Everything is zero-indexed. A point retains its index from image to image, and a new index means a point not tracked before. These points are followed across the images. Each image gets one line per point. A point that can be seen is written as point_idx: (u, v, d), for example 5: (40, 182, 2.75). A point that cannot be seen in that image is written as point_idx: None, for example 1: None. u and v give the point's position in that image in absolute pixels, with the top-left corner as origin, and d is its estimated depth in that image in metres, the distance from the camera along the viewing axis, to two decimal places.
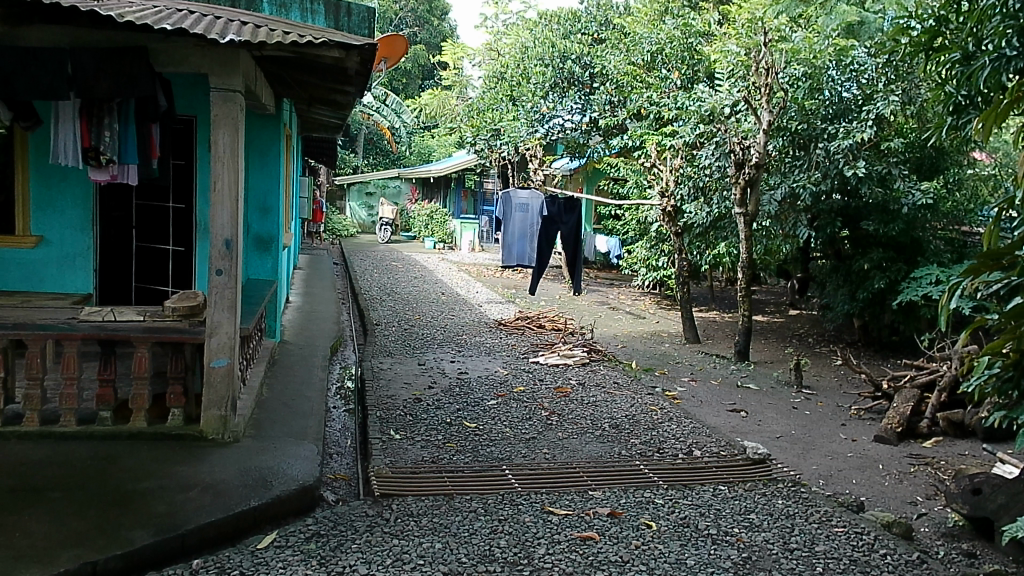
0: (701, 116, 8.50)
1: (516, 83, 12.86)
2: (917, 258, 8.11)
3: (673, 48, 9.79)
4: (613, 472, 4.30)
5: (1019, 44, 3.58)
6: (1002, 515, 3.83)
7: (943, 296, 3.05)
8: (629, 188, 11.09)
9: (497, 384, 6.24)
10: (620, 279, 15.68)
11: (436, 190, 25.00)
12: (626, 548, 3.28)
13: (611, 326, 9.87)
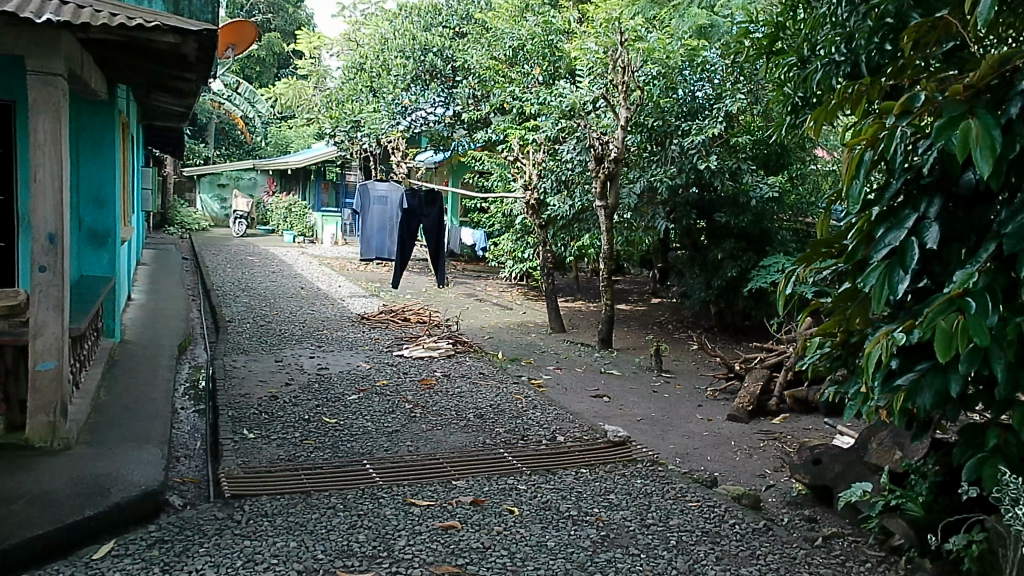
0: (563, 111, 8.82)
1: (376, 75, 12.74)
2: (766, 248, 8.67)
3: (534, 44, 9.96)
4: (476, 461, 4.36)
5: (845, 52, 3.90)
6: (838, 482, 4.17)
7: (781, 282, 3.43)
8: (493, 181, 11.22)
9: (359, 379, 6.16)
10: (488, 270, 15.87)
11: (297, 183, 24.39)
12: (488, 535, 3.33)
13: (476, 318, 9.93)
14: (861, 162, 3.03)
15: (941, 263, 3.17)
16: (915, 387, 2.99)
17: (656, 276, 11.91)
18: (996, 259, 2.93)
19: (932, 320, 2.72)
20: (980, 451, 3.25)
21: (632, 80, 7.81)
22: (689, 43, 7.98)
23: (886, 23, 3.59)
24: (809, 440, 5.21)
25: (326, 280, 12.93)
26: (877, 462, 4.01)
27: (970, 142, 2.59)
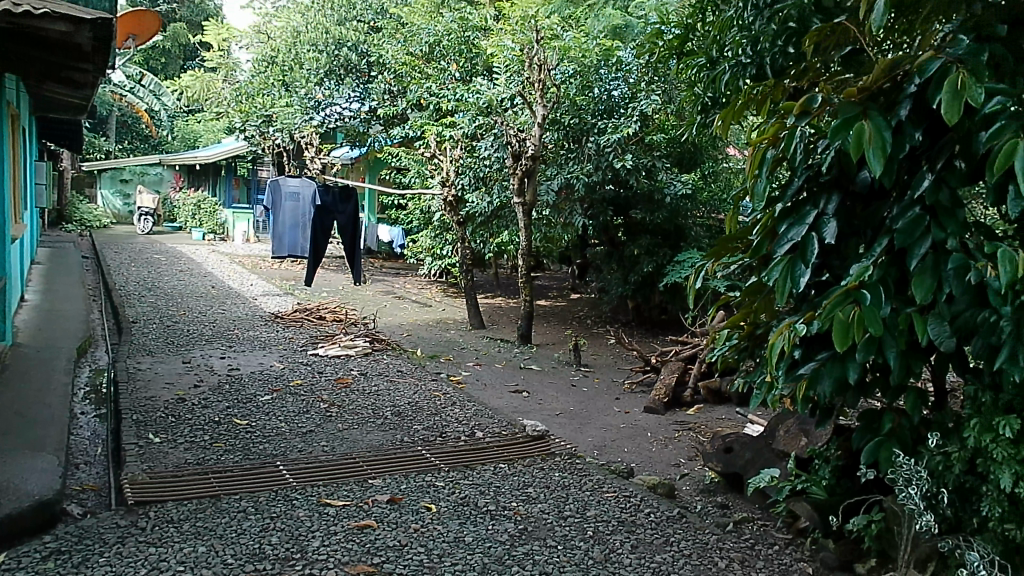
0: (480, 108, 8.84)
1: (288, 69, 12.48)
2: (681, 244, 8.92)
3: (450, 40, 9.96)
4: (393, 459, 4.33)
5: (752, 53, 4.02)
6: (749, 469, 4.34)
7: (691, 276, 3.55)
8: (411, 178, 11.14)
9: (272, 379, 6.03)
10: (407, 267, 15.78)
11: (207, 178, 23.65)
12: (405, 533, 3.32)
13: (394, 316, 9.85)
14: (763, 160, 3.21)
15: (839, 257, 3.34)
16: (816, 375, 3.16)
17: (575, 272, 12.07)
18: (889, 253, 3.12)
19: (831, 312, 2.89)
20: (877, 436, 3.45)
21: (548, 77, 7.91)
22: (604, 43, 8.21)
23: (788, 27, 3.74)
24: (721, 429, 5.39)
25: (238, 278, 12.59)
26: (784, 448, 4.18)
27: (863, 142, 2.76)
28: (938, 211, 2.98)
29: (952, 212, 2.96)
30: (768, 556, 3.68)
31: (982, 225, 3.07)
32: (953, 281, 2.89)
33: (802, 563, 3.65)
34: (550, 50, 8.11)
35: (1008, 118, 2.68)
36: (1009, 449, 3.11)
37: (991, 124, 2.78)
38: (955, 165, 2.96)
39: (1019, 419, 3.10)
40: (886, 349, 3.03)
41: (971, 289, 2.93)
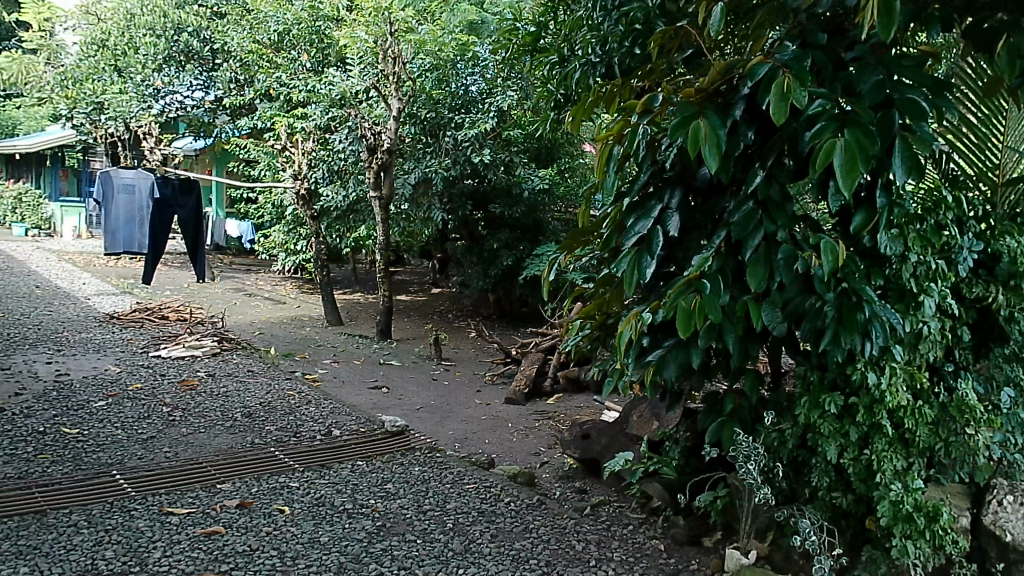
0: (332, 100, 8.66)
1: (122, 53, 11.67)
2: (539, 238, 9.16)
3: (301, 29, 9.66)
4: (243, 462, 4.17)
5: (600, 54, 4.15)
6: (605, 453, 4.52)
7: (545, 268, 3.67)
8: (261, 170, 10.73)
9: (107, 384, 5.65)
10: (258, 263, 15.23)
11: (29, 170, 21.76)
12: (255, 537, 3.21)
13: (245, 314, 9.48)
14: (611, 156, 3.39)
15: (682, 249, 3.53)
16: (662, 361, 3.34)
17: (435, 267, 12.09)
18: (727, 245, 3.33)
19: (674, 300, 3.05)
20: (721, 417, 3.67)
21: (403, 70, 7.92)
22: (460, 38, 8.16)
23: (634, 29, 3.88)
24: (579, 416, 5.57)
25: (68, 278, 11.66)
26: (637, 432, 4.37)
27: (699, 140, 2.93)
28: (769, 205, 3.21)
29: (781, 207, 3.20)
30: (622, 536, 3.83)
31: (808, 219, 3.36)
32: (784, 270, 3.14)
33: (655, 541, 3.83)
34: (405, 44, 8.09)
35: (828, 119, 2.93)
36: (834, 423, 3.43)
37: (813, 124, 3.02)
38: (783, 162, 3.20)
39: (842, 396, 3.42)
40: (726, 335, 3.24)
41: (799, 277, 3.19)
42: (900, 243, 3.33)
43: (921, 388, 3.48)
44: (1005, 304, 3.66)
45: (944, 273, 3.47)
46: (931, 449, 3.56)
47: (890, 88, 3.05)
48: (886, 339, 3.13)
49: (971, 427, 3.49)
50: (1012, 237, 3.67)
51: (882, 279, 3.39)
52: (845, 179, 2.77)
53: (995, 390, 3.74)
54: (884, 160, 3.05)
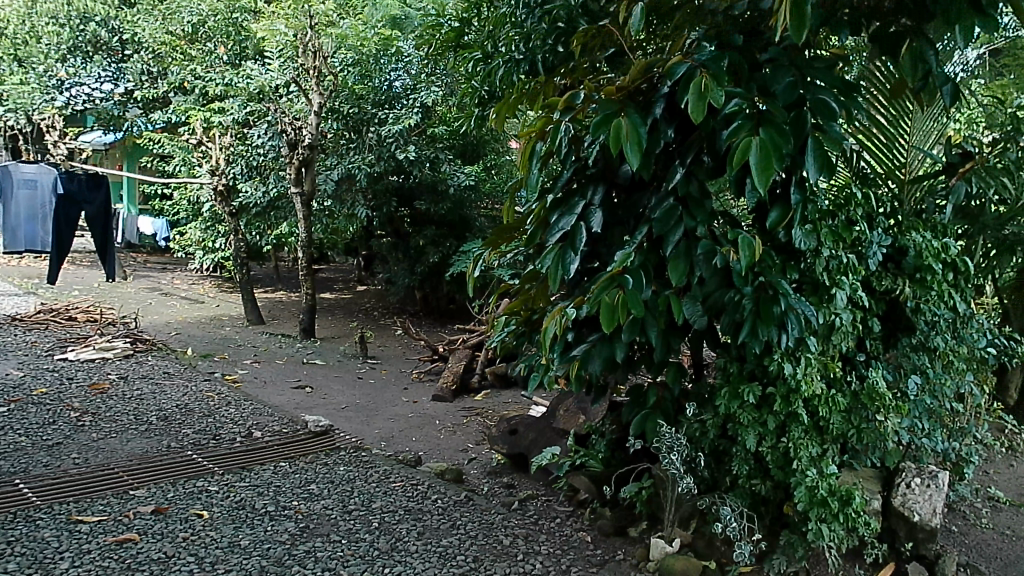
0: (251, 94, 8.58)
1: (22, 43, 11.10)
2: (466, 235, 9.20)
3: (217, 22, 9.53)
4: (158, 467, 4.03)
5: (523, 51, 4.17)
6: (532, 448, 4.55)
7: (470, 264, 3.68)
8: (176, 166, 10.42)
9: (9, 388, 5.38)
10: (174, 262, 14.77)
11: None
12: (171, 543, 3.12)
13: (160, 313, 9.18)
14: (533, 153, 3.42)
15: (606, 245, 3.58)
16: (586, 355, 3.38)
17: (361, 264, 11.97)
18: (648, 241, 3.39)
19: (598, 295, 3.09)
20: (644, 409, 3.74)
21: (324, 64, 7.86)
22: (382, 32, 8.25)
23: (557, 27, 3.91)
24: (507, 412, 5.61)
25: None
26: (564, 426, 4.42)
27: (621, 138, 2.98)
28: (689, 202, 3.29)
29: (701, 203, 3.29)
30: (550, 530, 3.87)
31: (727, 215, 3.45)
32: (704, 264, 3.22)
33: (582, 532, 3.88)
34: (326, 37, 8.03)
35: (744, 118, 3.01)
36: (753, 413, 3.55)
37: (730, 123, 3.11)
38: (702, 160, 3.29)
39: (761, 386, 3.54)
40: (648, 329, 3.31)
41: (719, 272, 3.28)
42: (814, 238, 3.47)
43: (834, 377, 3.63)
44: (911, 296, 3.85)
45: (855, 267, 3.62)
46: (844, 435, 3.71)
47: (803, 88, 3.16)
48: (801, 330, 3.26)
49: (881, 413, 3.66)
50: (917, 232, 3.86)
51: (797, 272, 3.52)
52: (761, 176, 2.85)
53: (902, 378, 3.93)
54: (797, 158, 3.16)
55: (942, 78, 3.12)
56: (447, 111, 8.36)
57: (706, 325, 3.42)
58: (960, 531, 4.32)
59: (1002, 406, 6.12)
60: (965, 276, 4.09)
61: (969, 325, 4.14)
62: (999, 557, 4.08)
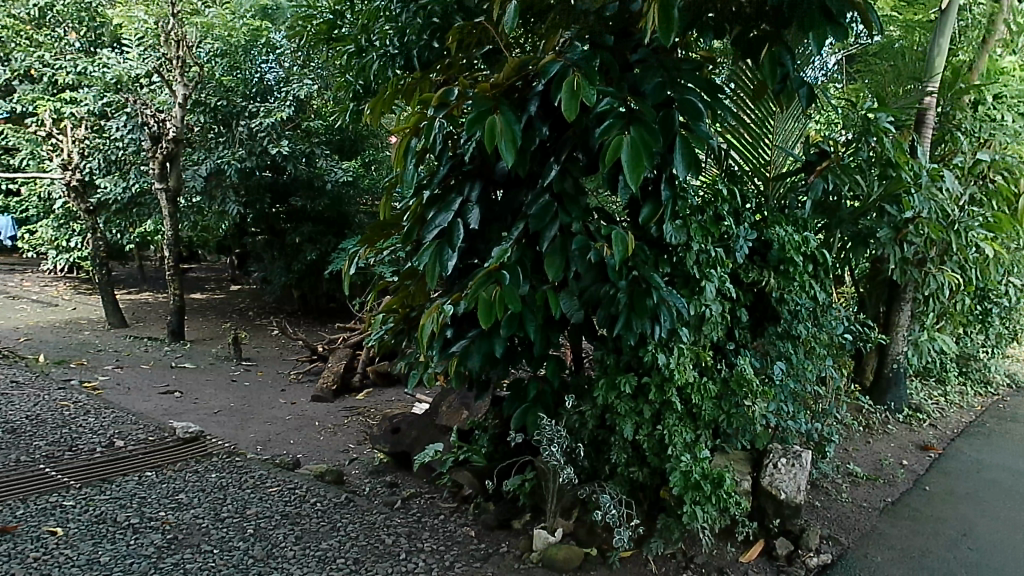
0: (106, 83, 8.01)
1: None
2: (344, 231, 9.11)
3: (66, 5, 8.81)
4: (6, 483, 3.75)
5: (399, 46, 4.14)
6: (415, 446, 4.54)
7: (346, 262, 3.65)
8: (22, 159, 9.76)
9: None
10: (24, 263, 13.79)
11: None
12: (21, 564, 2.92)
13: (10, 318, 8.55)
14: (408, 149, 3.39)
15: (484, 241, 3.60)
16: (465, 352, 3.39)
17: (235, 263, 11.60)
18: (525, 237, 3.44)
19: (475, 292, 3.10)
20: (525, 402, 3.79)
21: (189, 54, 7.62)
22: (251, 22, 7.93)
23: (432, 22, 3.89)
24: (389, 410, 5.57)
25: None
26: (447, 422, 4.43)
27: (495, 135, 3.00)
28: (564, 198, 3.35)
29: (575, 200, 3.36)
30: (433, 527, 3.87)
31: (601, 211, 3.54)
32: (579, 260, 3.30)
33: (466, 527, 3.90)
34: (190, 26, 7.78)
35: (615, 116, 3.10)
36: (629, 403, 3.67)
37: (602, 122, 3.19)
38: (576, 157, 3.37)
39: (636, 376, 3.66)
40: (526, 324, 3.36)
41: (593, 266, 3.37)
42: (684, 233, 3.61)
43: (705, 366, 3.80)
44: (775, 287, 4.08)
45: (723, 260, 3.79)
46: (715, 421, 3.89)
47: (671, 89, 3.28)
48: (672, 322, 3.39)
49: (749, 399, 3.86)
50: (780, 227, 4.10)
51: (669, 266, 3.66)
52: (632, 173, 2.94)
53: (769, 364, 4.16)
54: (667, 156, 3.28)
55: (797, 82, 3.37)
56: (322, 105, 8.24)
57: (583, 318, 3.50)
58: (822, 506, 4.61)
59: (859, 387, 6.57)
60: (823, 268, 4.42)
61: (828, 313, 4.43)
62: (856, 528, 4.36)
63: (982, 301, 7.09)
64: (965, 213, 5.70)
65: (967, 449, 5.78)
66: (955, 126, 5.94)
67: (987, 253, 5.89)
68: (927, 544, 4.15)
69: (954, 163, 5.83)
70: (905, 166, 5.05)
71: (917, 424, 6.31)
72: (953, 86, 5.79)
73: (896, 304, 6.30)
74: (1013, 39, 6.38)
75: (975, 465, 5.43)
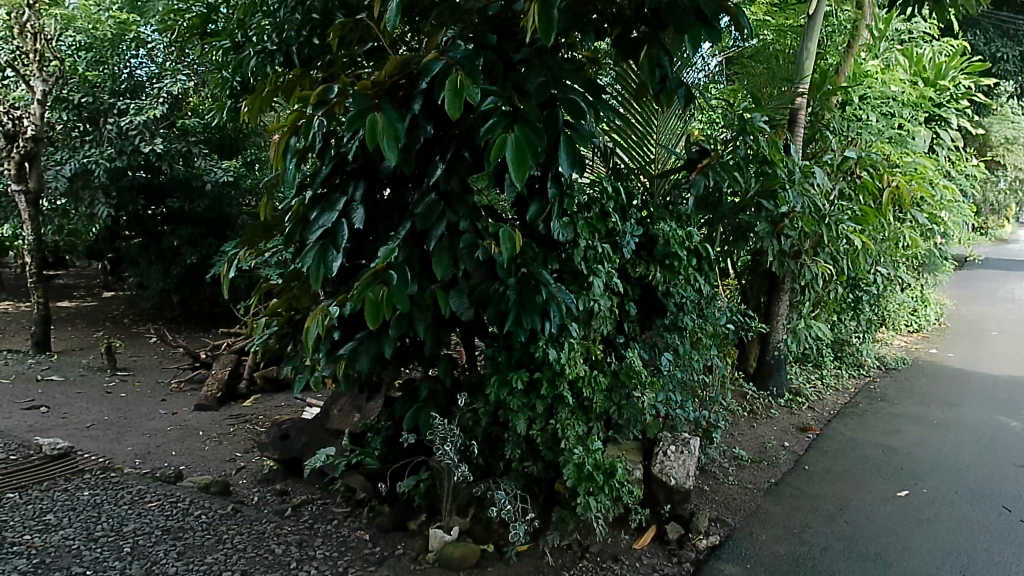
0: None
1: None
2: (226, 233, 8.84)
3: None
4: None
5: (277, 41, 4.03)
6: (306, 451, 4.45)
7: (224, 265, 3.59)
8: None
9: None
10: None
11: None
12: None
13: None
14: (287, 148, 3.31)
15: (370, 241, 3.56)
16: (353, 354, 3.34)
17: (107, 268, 11.02)
18: (413, 237, 3.41)
19: (362, 293, 3.06)
20: (418, 403, 3.77)
21: (48, 48, 7.24)
22: (117, 15, 7.65)
23: (312, 18, 3.80)
24: (278, 416, 5.43)
25: None
26: (338, 426, 4.36)
27: (377, 133, 2.97)
28: (451, 197, 3.35)
29: (462, 198, 3.37)
30: (326, 533, 3.79)
31: (490, 210, 3.55)
32: (467, 258, 3.30)
33: (360, 531, 3.84)
34: (49, 19, 7.45)
35: (499, 115, 3.12)
36: (522, 399, 3.69)
37: (486, 120, 3.20)
38: (462, 156, 3.38)
39: (528, 372, 3.70)
40: (416, 323, 3.34)
41: (482, 264, 3.38)
42: (571, 230, 3.67)
43: (596, 359, 3.89)
44: (661, 281, 4.21)
45: (610, 256, 3.88)
46: (607, 412, 3.99)
47: (554, 88, 3.34)
48: (561, 317, 3.44)
49: (638, 390, 3.97)
50: (665, 222, 4.24)
51: (557, 262, 3.72)
52: (516, 171, 2.98)
53: (657, 355, 4.29)
54: (552, 154, 3.33)
55: (676, 83, 3.47)
56: (199, 102, 7.92)
57: (474, 317, 3.51)
58: (711, 490, 4.82)
59: (743, 374, 6.90)
60: (706, 261, 4.61)
61: (711, 304, 4.63)
62: (742, 508, 4.57)
63: (853, 290, 7.55)
64: (835, 207, 5.96)
65: (841, 428, 6.15)
66: (824, 125, 6.28)
67: (857, 245, 6.17)
68: (807, 519, 4.40)
69: (824, 160, 6.15)
70: (780, 163, 5.16)
71: (797, 407, 6.68)
72: (821, 87, 6.15)
73: (775, 295, 6.60)
74: (874, 44, 6.82)
75: (849, 443, 5.79)
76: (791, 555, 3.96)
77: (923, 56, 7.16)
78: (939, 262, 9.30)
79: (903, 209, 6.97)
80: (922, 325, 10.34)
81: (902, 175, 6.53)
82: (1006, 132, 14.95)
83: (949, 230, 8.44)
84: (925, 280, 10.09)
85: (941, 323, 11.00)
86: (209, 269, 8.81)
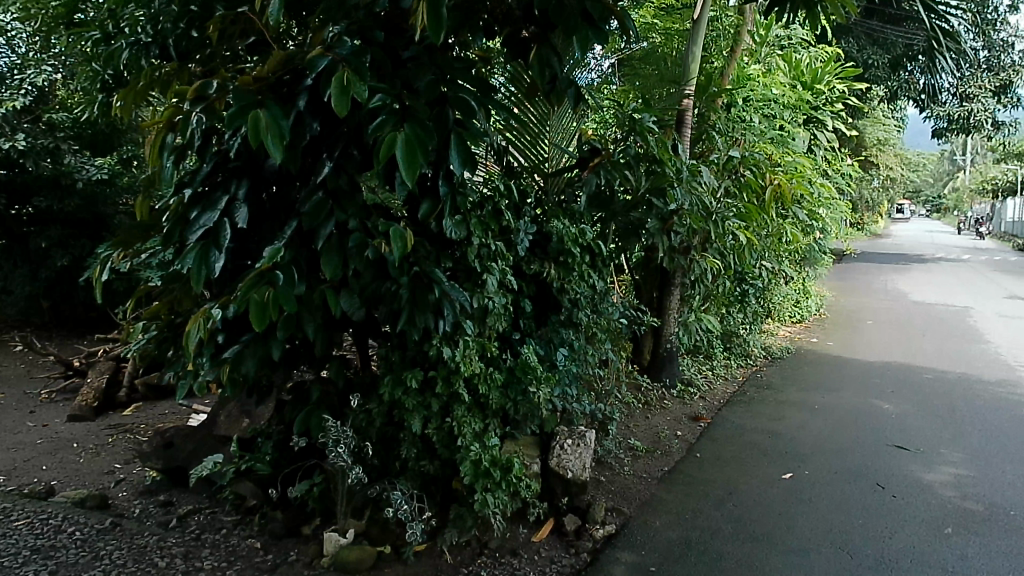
0: None
1: None
2: (101, 234, 8.40)
3: None
4: None
5: (151, 33, 3.87)
6: (192, 460, 4.29)
7: (97, 267, 3.47)
8: None
9: None
10: None
11: None
12: None
13: None
14: (164, 145, 3.18)
15: (255, 240, 3.45)
16: (239, 357, 3.24)
17: None
18: (300, 236, 3.33)
19: (246, 294, 2.97)
20: (309, 405, 3.72)
21: None
22: None
23: (190, 10, 3.57)
24: (161, 425, 5.20)
25: None
26: (226, 433, 4.22)
27: (261, 130, 2.89)
28: (339, 195, 3.29)
29: (351, 196, 3.32)
30: (214, 543, 3.67)
31: (380, 208, 3.50)
32: (357, 257, 3.26)
33: (250, 539, 3.74)
34: None
35: (388, 113, 3.09)
36: (416, 398, 3.67)
37: (375, 117, 3.16)
38: (351, 153, 3.32)
39: (423, 370, 3.68)
40: (305, 324, 3.27)
41: (373, 263, 3.34)
42: (464, 228, 3.66)
43: (491, 356, 3.91)
44: (556, 278, 4.28)
45: (503, 254, 3.90)
46: (503, 409, 4.02)
47: (445, 86, 3.32)
48: (455, 315, 3.45)
49: (534, 385, 4.03)
50: (558, 220, 4.31)
51: (450, 260, 3.71)
52: (407, 170, 2.96)
53: (553, 351, 4.36)
54: (442, 152, 3.33)
55: (565, 83, 3.56)
56: (67, 96, 7.44)
57: (365, 316, 3.46)
58: (607, 480, 4.93)
59: (637, 366, 7.10)
60: (599, 258, 4.71)
61: (604, 300, 4.75)
62: (637, 497, 4.71)
63: (740, 283, 7.91)
64: (721, 205, 6.18)
65: (730, 416, 6.42)
66: (710, 126, 6.54)
67: (741, 240, 6.43)
68: (699, 505, 4.58)
69: (710, 159, 6.40)
70: (668, 162, 5.33)
71: (689, 397, 6.94)
72: (707, 90, 6.29)
73: (666, 290, 6.83)
74: (756, 49, 7.15)
75: (736, 430, 6.05)
76: (684, 540, 4.10)
77: (801, 61, 7.50)
78: (819, 256, 9.81)
79: (785, 207, 7.34)
80: (804, 315, 10.91)
81: (783, 174, 6.79)
82: (879, 134, 15.82)
83: (828, 225, 8.95)
84: (807, 274, 10.64)
85: (822, 314, 11.69)
86: (82, 272, 8.33)
